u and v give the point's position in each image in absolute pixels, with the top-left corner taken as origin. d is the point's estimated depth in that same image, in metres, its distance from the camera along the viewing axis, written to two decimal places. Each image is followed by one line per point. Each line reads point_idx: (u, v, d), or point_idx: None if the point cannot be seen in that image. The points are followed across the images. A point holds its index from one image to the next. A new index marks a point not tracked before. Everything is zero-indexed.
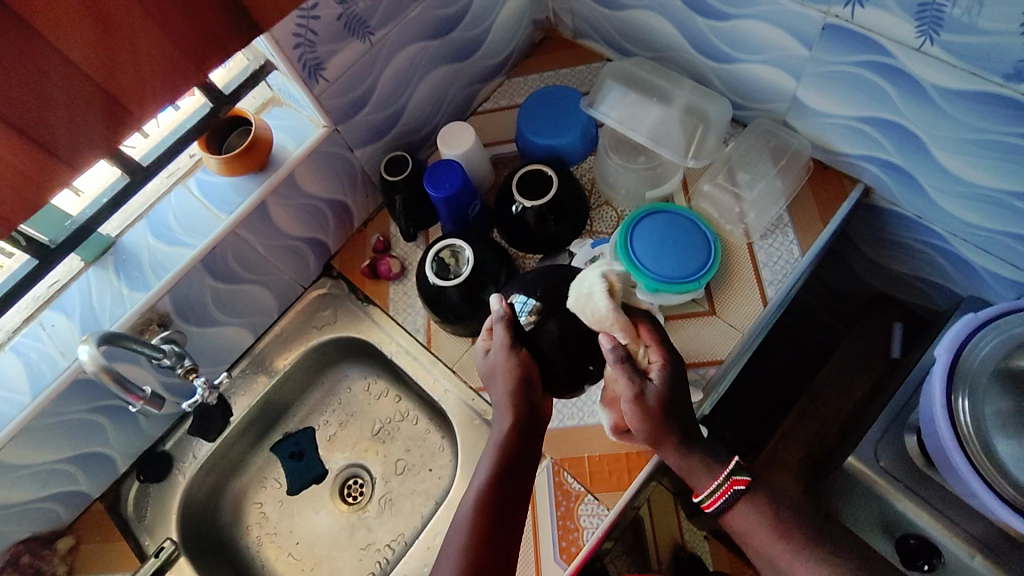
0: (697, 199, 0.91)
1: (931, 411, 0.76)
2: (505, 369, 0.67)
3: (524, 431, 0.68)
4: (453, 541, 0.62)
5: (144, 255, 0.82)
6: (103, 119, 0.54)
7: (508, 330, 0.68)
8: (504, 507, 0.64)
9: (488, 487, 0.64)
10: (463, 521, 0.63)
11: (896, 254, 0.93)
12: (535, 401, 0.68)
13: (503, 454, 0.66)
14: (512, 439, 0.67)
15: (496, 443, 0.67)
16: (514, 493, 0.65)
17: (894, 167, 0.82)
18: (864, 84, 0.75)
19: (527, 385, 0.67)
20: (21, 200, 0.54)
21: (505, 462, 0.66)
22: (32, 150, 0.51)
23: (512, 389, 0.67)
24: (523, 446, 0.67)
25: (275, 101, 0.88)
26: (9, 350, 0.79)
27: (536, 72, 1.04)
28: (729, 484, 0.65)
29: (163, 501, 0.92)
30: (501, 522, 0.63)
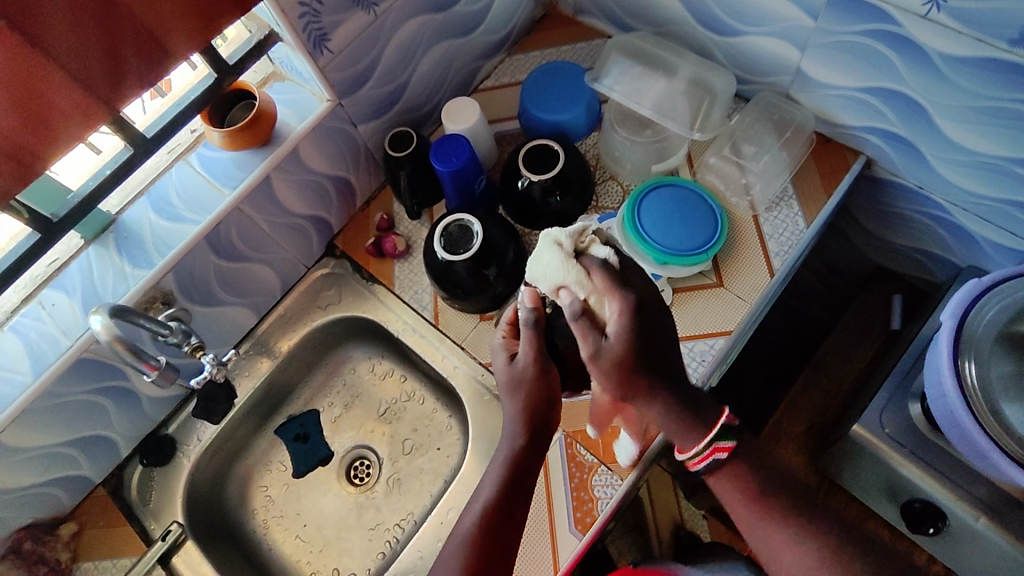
0: (702, 172, 0.91)
1: (939, 376, 0.77)
2: (528, 384, 0.67)
3: (533, 440, 0.68)
4: (452, 553, 0.63)
5: (146, 232, 0.80)
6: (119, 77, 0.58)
7: (535, 339, 0.67)
8: (508, 510, 0.65)
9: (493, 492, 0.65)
10: (466, 531, 0.64)
11: (895, 227, 0.95)
12: (549, 413, 0.68)
13: (511, 469, 0.66)
14: (523, 455, 0.67)
15: (503, 453, 0.67)
16: (519, 505, 0.66)
17: (896, 137, 0.83)
18: (870, 53, 0.76)
19: (543, 404, 0.68)
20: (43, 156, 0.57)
21: (511, 470, 0.66)
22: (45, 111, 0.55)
23: (526, 401, 0.67)
24: (532, 455, 0.68)
25: (277, 75, 0.87)
26: (8, 330, 0.77)
27: (537, 49, 1.04)
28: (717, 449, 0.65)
29: (167, 484, 0.90)
30: (504, 536, 0.64)
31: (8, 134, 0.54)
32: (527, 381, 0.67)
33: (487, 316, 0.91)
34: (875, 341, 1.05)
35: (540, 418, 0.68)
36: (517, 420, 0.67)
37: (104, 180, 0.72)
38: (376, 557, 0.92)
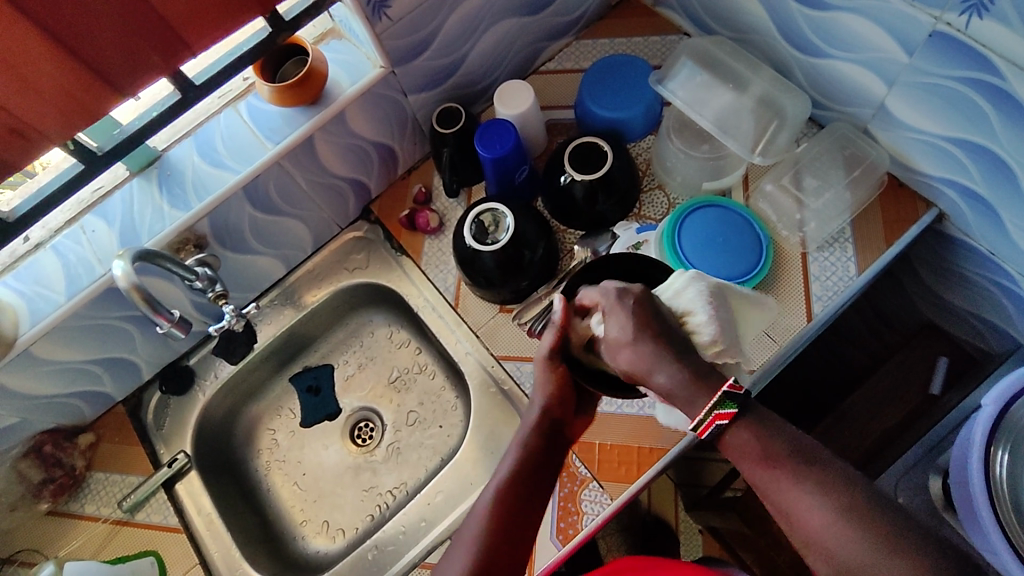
0: (756, 198, 0.87)
1: (968, 460, 0.74)
2: (546, 381, 0.68)
3: (534, 462, 0.66)
4: (468, 530, 0.63)
5: (188, 173, 0.82)
6: (170, 51, 0.62)
7: (558, 340, 0.67)
8: (511, 545, 0.62)
9: (489, 521, 0.62)
10: (480, 513, 0.63)
11: (957, 287, 0.88)
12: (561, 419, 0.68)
13: (525, 451, 0.66)
14: (535, 439, 0.67)
15: (524, 430, 0.67)
16: (536, 490, 0.65)
17: (975, 196, 0.76)
18: (962, 103, 0.69)
19: (562, 402, 0.68)
20: (93, 109, 0.62)
21: (507, 503, 0.63)
22: (98, 76, 0.59)
23: (556, 390, 0.68)
24: (531, 478, 0.65)
25: (335, 33, 0.86)
26: (49, 248, 0.80)
27: (608, 37, 0.99)
28: (711, 420, 0.59)
29: (181, 414, 0.95)
30: (519, 520, 0.63)
31: (73, 91, 0.59)
32: (551, 379, 0.68)
33: (506, 308, 0.90)
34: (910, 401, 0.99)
35: (547, 430, 0.67)
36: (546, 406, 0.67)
37: (150, 122, 0.74)
38: (365, 519, 0.94)
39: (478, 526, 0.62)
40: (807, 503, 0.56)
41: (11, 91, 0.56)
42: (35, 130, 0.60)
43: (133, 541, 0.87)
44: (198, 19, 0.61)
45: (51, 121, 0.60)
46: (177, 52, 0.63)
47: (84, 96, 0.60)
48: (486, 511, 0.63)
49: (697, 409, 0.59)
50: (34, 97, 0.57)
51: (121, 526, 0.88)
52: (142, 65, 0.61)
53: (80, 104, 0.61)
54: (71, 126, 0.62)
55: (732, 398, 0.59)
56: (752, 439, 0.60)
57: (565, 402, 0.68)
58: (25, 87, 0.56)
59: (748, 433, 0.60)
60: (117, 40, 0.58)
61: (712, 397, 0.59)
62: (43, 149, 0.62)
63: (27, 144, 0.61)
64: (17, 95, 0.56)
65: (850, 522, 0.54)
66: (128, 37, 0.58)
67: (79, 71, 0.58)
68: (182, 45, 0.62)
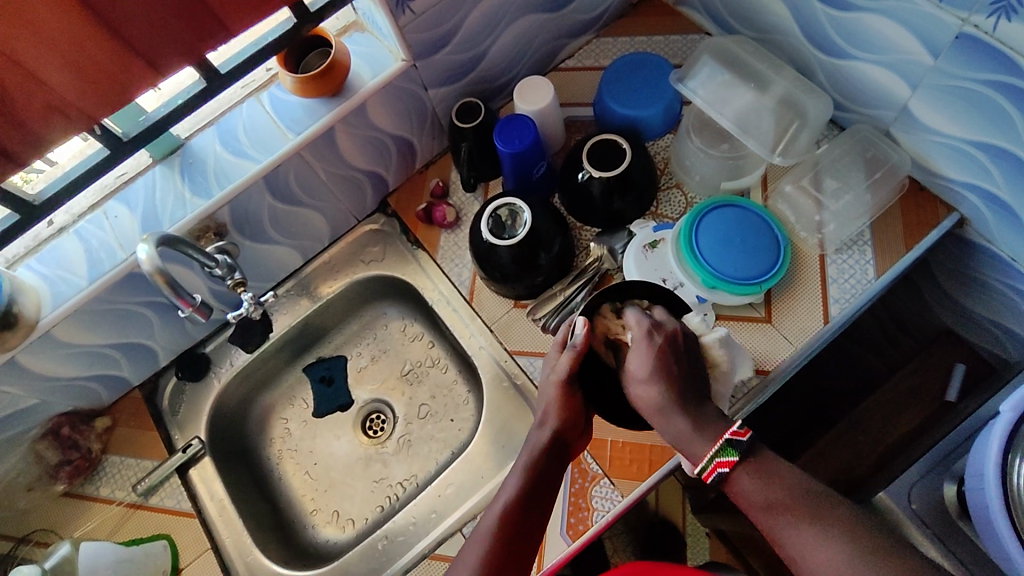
0: (775, 199, 0.87)
1: (984, 467, 0.73)
2: (554, 399, 0.70)
3: (537, 488, 0.66)
4: (471, 547, 0.63)
5: (210, 162, 0.83)
6: (205, 33, 0.63)
7: (572, 363, 0.69)
8: (513, 569, 0.62)
9: (493, 545, 0.62)
10: (484, 532, 0.63)
11: (976, 294, 0.87)
12: (565, 443, 0.70)
13: (530, 472, 0.67)
14: (540, 459, 0.68)
15: (531, 448, 0.68)
16: (538, 511, 0.65)
17: (998, 201, 0.75)
18: (987, 106, 0.69)
19: (570, 423, 0.70)
20: (127, 90, 0.63)
21: (508, 528, 0.63)
22: (135, 56, 0.60)
23: (567, 409, 0.69)
24: (534, 502, 0.65)
25: (357, 26, 0.87)
26: (72, 232, 0.81)
27: (628, 35, 0.99)
28: (715, 466, 0.62)
29: (196, 401, 0.96)
30: (520, 541, 0.63)
31: (109, 69, 0.60)
32: (559, 399, 0.70)
33: (521, 303, 0.90)
34: (925, 408, 0.98)
35: (554, 451, 0.69)
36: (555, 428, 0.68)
37: (176, 109, 0.75)
38: (375, 510, 0.95)
39: (483, 546, 0.62)
40: (821, 544, 0.57)
41: (51, 67, 0.57)
42: (71, 107, 0.60)
43: (146, 524, 0.88)
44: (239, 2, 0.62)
45: (88, 101, 0.61)
46: (212, 36, 0.64)
47: (120, 76, 0.61)
48: (491, 531, 0.63)
49: (703, 452, 0.63)
50: (72, 74, 0.58)
51: (135, 509, 0.89)
52: (178, 47, 0.62)
53: (116, 85, 0.61)
54: (106, 107, 0.63)
55: (734, 446, 0.62)
56: (756, 485, 0.62)
57: (574, 424, 0.70)
58: (65, 65, 0.57)
59: (753, 479, 0.62)
60: (157, 21, 0.59)
61: (713, 445, 0.63)
62: (79, 128, 0.63)
63: (63, 122, 0.61)
64: (58, 71, 0.57)
65: (865, 562, 0.55)
66: (167, 19, 0.59)
67: (117, 50, 0.59)
68: (217, 28, 0.63)
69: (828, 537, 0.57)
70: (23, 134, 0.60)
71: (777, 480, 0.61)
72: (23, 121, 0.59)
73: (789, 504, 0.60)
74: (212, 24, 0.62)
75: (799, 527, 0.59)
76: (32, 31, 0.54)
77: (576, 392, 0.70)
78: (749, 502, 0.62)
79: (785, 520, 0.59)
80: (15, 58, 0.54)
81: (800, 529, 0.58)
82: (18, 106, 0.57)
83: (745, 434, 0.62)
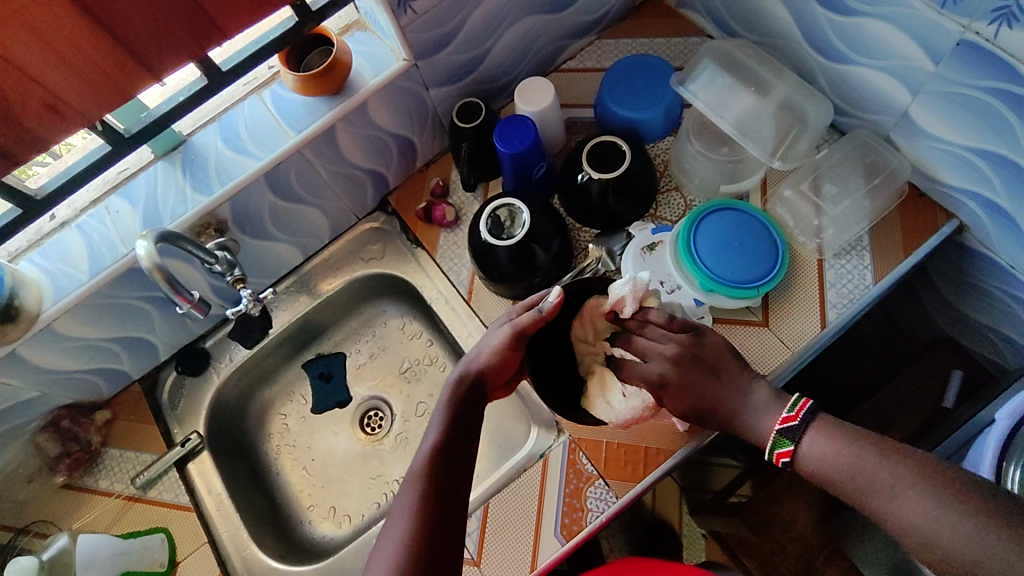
0: (774, 203, 0.87)
1: (979, 473, 0.73)
2: (497, 346, 0.69)
3: (460, 431, 0.64)
4: (403, 495, 0.59)
5: (212, 158, 0.83)
6: (204, 34, 0.63)
7: (531, 322, 0.68)
8: (451, 510, 0.59)
9: (424, 489, 0.59)
10: (414, 478, 0.60)
11: (976, 301, 0.87)
12: (484, 388, 0.68)
13: (458, 411, 0.65)
14: (466, 400, 0.66)
15: (455, 388, 0.67)
16: (467, 457, 0.63)
17: (997, 209, 0.75)
18: (989, 115, 0.69)
19: (500, 369, 0.69)
20: (126, 90, 0.63)
21: (437, 476, 0.60)
22: (136, 57, 0.61)
23: (501, 355, 0.69)
24: (459, 446, 0.63)
25: (360, 24, 0.87)
26: (74, 227, 0.82)
27: (630, 37, 0.98)
28: (776, 458, 0.63)
29: (196, 396, 0.96)
30: (453, 485, 0.60)
31: (109, 70, 0.60)
32: (500, 345, 0.69)
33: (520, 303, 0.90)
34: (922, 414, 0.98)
35: (478, 393, 0.68)
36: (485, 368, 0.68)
37: (177, 107, 0.75)
38: (372, 506, 0.95)
39: (415, 490, 0.59)
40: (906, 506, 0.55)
41: (51, 67, 0.57)
42: (72, 105, 0.61)
43: (143, 517, 0.89)
44: (238, 6, 0.63)
45: (90, 99, 0.62)
46: (214, 37, 0.64)
47: (121, 76, 0.61)
48: (420, 474, 0.60)
49: (763, 441, 0.64)
50: (70, 74, 0.59)
51: (134, 502, 0.90)
52: (178, 47, 0.63)
53: (118, 84, 0.62)
54: (106, 106, 0.63)
55: (787, 436, 0.62)
56: (823, 458, 0.59)
57: (503, 372, 0.70)
58: (65, 64, 0.58)
59: (819, 446, 0.60)
60: (158, 23, 0.60)
61: (770, 435, 0.63)
62: (80, 126, 0.64)
63: (65, 121, 0.62)
64: (58, 70, 0.58)
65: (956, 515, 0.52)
66: (167, 19, 0.60)
67: (117, 51, 0.59)
68: (216, 29, 0.64)
69: (915, 496, 0.54)
70: (25, 131, 0.60)
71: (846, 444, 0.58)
72: (23, 117, 0.59)
73: (853, 475, 0.57)
74: (210, 26, 0.63)
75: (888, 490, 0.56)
76: (35, 30, 0.54)
77: (521, 347, 0.70)
78: (819, 474, 0.60)
79: (857, 490, 0.57)
80: (15, 55, 0.55)
81: (881, 488, 0.56)
82: (20, 104, 0.58)
83: (797, 419, 0.62)
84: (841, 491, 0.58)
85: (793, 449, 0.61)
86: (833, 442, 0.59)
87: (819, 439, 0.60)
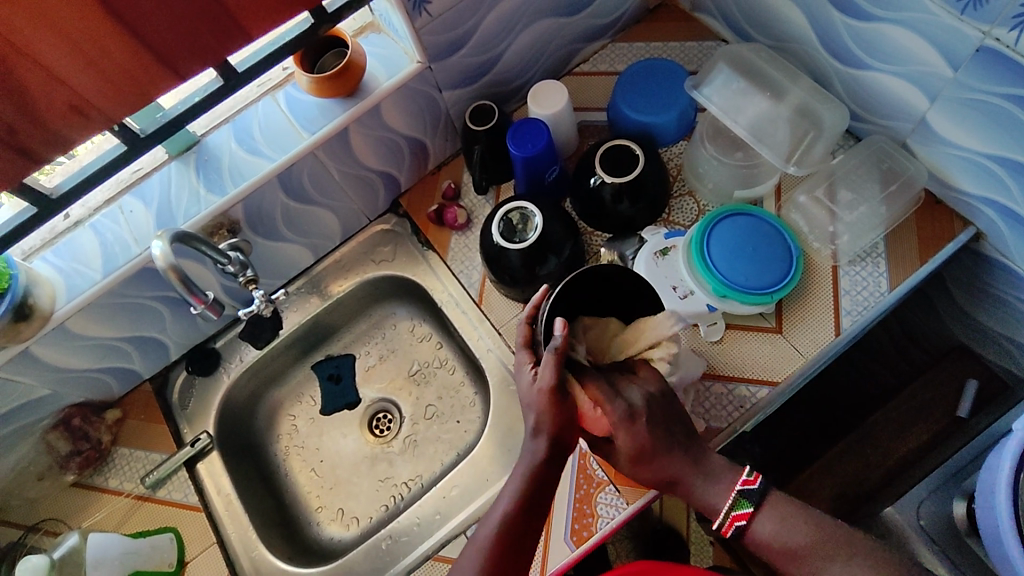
0: (788, 208, 0.86)
1: (995, 483, 0.73)
2: (540, 397, 0.63)
3: (538, 496, 0.64)
4: (467, 559, 0.63)
5: (225, 159, 0.83)
6: (223, 37, 0.63)
7: (554, 369, 0.61)
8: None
9: (485, 560, 0.61)
10: (479, 544, 0.63)
11: (992, 310, 0.86)
12: (565, 445, 0.64)
13: (530, 478, 0.64)
14: (533, 460, 0.64)
15: (528, 448, 0.65)
16: (533, 523, 0.64)
17: (1015, 216, 0.74)
18: (1010, 122, 0.68)
19: (560, 423, 0.63)
20: (145, 92, 0.63)
21: (502, 550, 0.62)
22: (156, 59, 0.61)
23: (552, 411, 0.62)
24: (528, 514, 0.63)
25: (374, 27, 0.87)
26: (88, 226, 0.82)
27: (644, 41, 0.98)
28: (730, 520, 0.66)
29: (206, 395, 0.97)
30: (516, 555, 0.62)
31: (129, 72, 0.60)
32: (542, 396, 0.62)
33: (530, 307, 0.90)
34: (936, 423, 0.97)
35: (547, 453, 0.64)
36: (541, 423, 0.63)
37: (193, 107, 0.75)
38: (380, 509, 0.95)
39: (476, 559, 0.62)
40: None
41: (71, 69, 0.57)
42: (91, 106, 0.61)
43: (153, 516, 0.89)
44: (257, 8, 0.63)
45: (109, 101, 0.62)
46: (233, 38, 0.64)
47: (141, 78, 0.62)
48: (484, 543, 0.62)
49: (720, 505, 0.67)
50: (93, 75, 0.59)
51: (143, 501, 0.90)
52: (198, 49, 0.63)
53: (138, 86, 0.62)
54: (125, 108, 0.63)
55: (745, 498, 0.66)
56: (775, 530, 0.65)
57: (565, 425, 0.64)
58: (86, 66, 0.58)
59: (772, 517, 0.65)
60: (178, 25, 0.60)
61: (728, 497, 0.67)
62: (99, 129, 0.64)
63: (85, 122, 0.62)
64: (79, 72, 0.58)
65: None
66: (188, 21, 0.60)
67: (137, 53, 0.59)
68: (235, 32, 0.64)
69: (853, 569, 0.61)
70: (45, 133, 0.61)
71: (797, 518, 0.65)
72: (43, 118, 0.59)
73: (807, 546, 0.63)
74: (228, 28, 0.63)
75: (833, 560, 0.62)
76: (57, 33, 0.54)
77: (568, 399, 0.63)
78: (771, 546, 0.65)
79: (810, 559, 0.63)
80: (36, 56, 0.55)
81: (827, 562, 0.62)
82: (41, 105, 0.58)
83: (755, 483, 0.67)
84: (788, 565, 0.64)
85: (750, 512, 0.66)
86: (788, 514, 0.65)
87: (772, 509, 0.66)
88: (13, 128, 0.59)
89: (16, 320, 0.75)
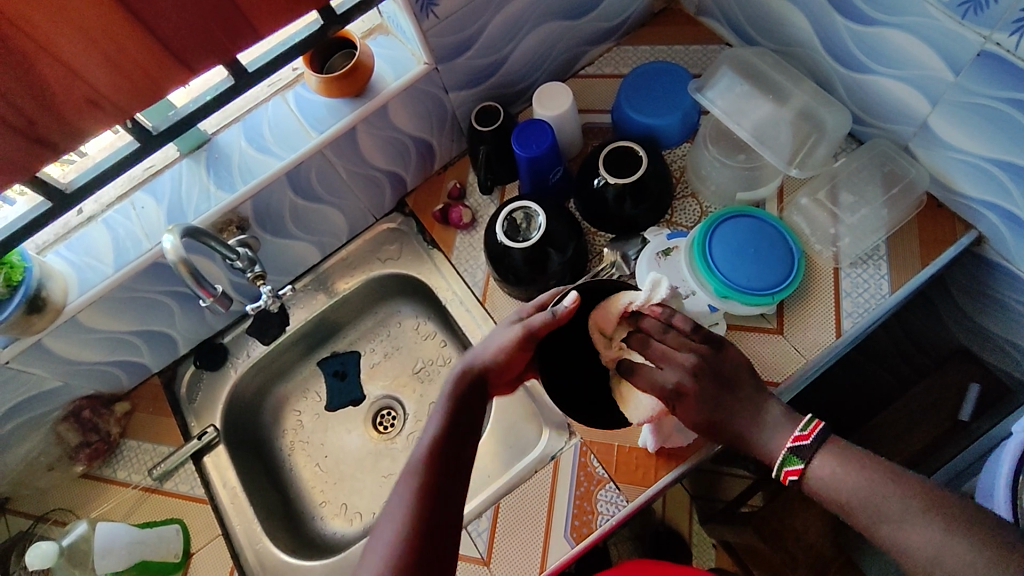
0: (791, 211, 0.87)
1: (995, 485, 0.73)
2: (507, 341, 0.67)
3: (460, 428, 0.64)
4: (402, 484, 0.60)
5: (235, 157, 0.85)
6: (236, 35, 0.65)
7: (542, 325, 0.66)
8: (444, 499, 0.59)
9: (421, 480, 0.60)
10: (412, 468, 0.60)
11: (993, 313, 0.85)
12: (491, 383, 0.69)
13: (456, 407, 0.65)
14: (465, 390, 0.66)
15: (459, 379, 0.67)
16: (463, 454, 0.63)
17: (1016, 220, 0.74)
18: (1010, 126, 0.68)
19: (507, 364, 0.68)
20: (161, 88, 0.65)
21: (433, 472, 0.60)
22: (171, 56, 0.62)
23: (511, 351, 0.67)
24: (460, 442, 0.63)
25: (382, 29, 0.89)
26: (101, 221, 0.84)
27: (649, 44, 0.99)
28: (785, 475, 0.64)
29: (213, 390, 0.98)
30: (447, 478, 0.60)
31: (146, 68, 0.62)
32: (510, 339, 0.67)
33: None
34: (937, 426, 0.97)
35: (480, 386, 0.67)
36: (490, 359, 0.68)
37: (203, 105, 0.77)
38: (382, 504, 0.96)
39: (414, 479, 0.59)
40: (909, 529, 0.57)
41: (88, 65, 0.59)
42: (106, 101, 0.63)
43: (160, 508, 0.91)
44: (269, 6, 0.65)
45: (124, 96, 0.64)
46: (245, 36, 0.66)
47: (156, 74, 0.63)
48: (417, 467, 0.60)
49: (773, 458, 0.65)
50: (110, 71, 0.61)
51: (150, 493, 0.92)
52: (211, 46, 0.64)
53: (153, 82, 0.64)
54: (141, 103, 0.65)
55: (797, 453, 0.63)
56: (834, 478, 0.61)
57: (508, 368, 0.69)
58: (103, 62, 0.60)
59: (829, 466, 0.62)
60: (193, 22, 0.61)
61: (779, 453, 0.64)
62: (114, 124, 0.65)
63: (100, 118, 0.64)
64: (96, 67, 0.60)
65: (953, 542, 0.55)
66: (203, 19, 0.62)
67: (153, 49, 0.61)
68: (248, 28, 0.65)
69: (913, 516, 0.57)
70: (61, 126, 0.62)
71: (860, 465, 0.60)
72: (61, 111, 0.61)
73: (866, 498, 0.59)
74: (242, 25, 0.65)
75: (897, 523, 0.57)
76: (76, 30, 0.56)
77: (531, 348, 0.68)
78: (831, 495, 0.61)
79: (872, 519, 0.58)
80: (55, 51, 0.56)
81: (893, 516, 0.58)
82: (59, 99, 0.60)
83: (808, 437, 0.63)
84: (856, 522, 0.60)
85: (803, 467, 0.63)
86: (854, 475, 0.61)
87: (827, 467, 0.62)
88: (30, 120, 0.60)
89: (28, 313, 0.76)
